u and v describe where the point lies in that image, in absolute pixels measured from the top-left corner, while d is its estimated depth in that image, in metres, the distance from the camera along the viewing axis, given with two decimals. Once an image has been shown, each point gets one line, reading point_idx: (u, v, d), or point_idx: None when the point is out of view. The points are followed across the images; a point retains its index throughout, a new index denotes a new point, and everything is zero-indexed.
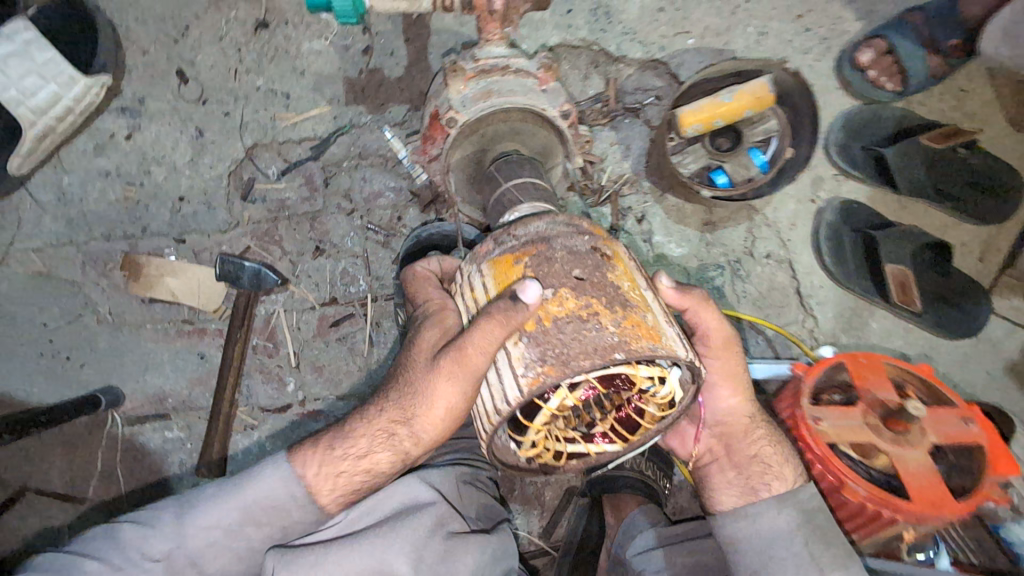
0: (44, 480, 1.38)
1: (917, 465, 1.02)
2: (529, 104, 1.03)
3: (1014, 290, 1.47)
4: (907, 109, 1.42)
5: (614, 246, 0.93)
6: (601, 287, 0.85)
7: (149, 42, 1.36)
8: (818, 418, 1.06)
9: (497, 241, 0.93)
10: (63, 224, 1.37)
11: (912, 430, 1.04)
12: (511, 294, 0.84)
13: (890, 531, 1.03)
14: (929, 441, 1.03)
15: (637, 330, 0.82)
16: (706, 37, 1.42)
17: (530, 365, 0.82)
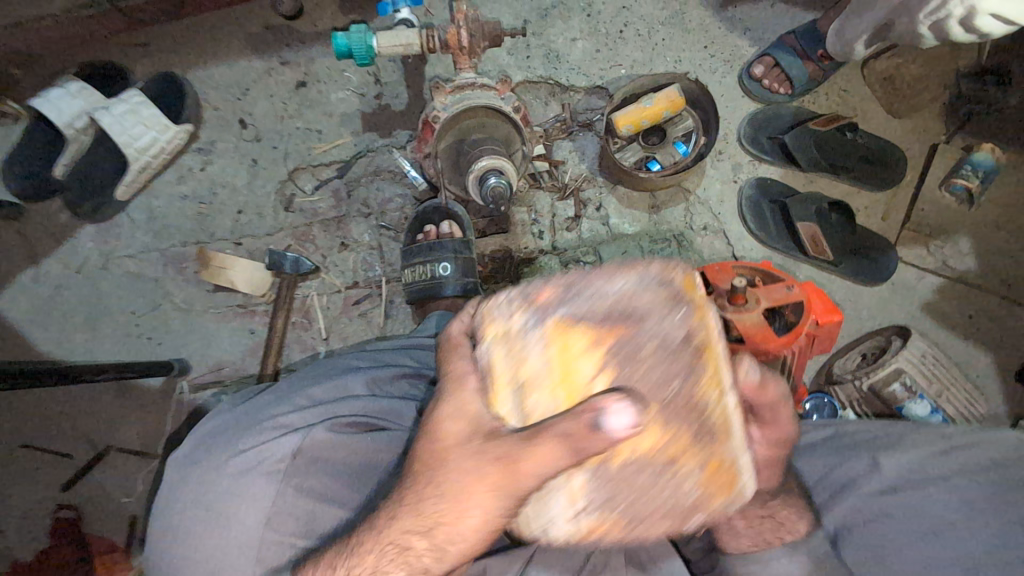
0: (125, 440, 1.70)
1: (759, 327, 1.16)
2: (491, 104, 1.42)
3: (916, 241, 1.75)
4: (800, 107, 1.80)
5: (709, 323, 0.79)
6: (684, 411, 0.76)
7: (219, 100, 1.84)
8: None
9: (567, 298, 0.79)
10: (151, 236, 1.79)
11: (748, 299, 1.18)
12: (595, 411, 0.71)
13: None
14: (765, 305, 1.18)
15: (715, 477, 0.77)
16: (635, 67, 1.86)
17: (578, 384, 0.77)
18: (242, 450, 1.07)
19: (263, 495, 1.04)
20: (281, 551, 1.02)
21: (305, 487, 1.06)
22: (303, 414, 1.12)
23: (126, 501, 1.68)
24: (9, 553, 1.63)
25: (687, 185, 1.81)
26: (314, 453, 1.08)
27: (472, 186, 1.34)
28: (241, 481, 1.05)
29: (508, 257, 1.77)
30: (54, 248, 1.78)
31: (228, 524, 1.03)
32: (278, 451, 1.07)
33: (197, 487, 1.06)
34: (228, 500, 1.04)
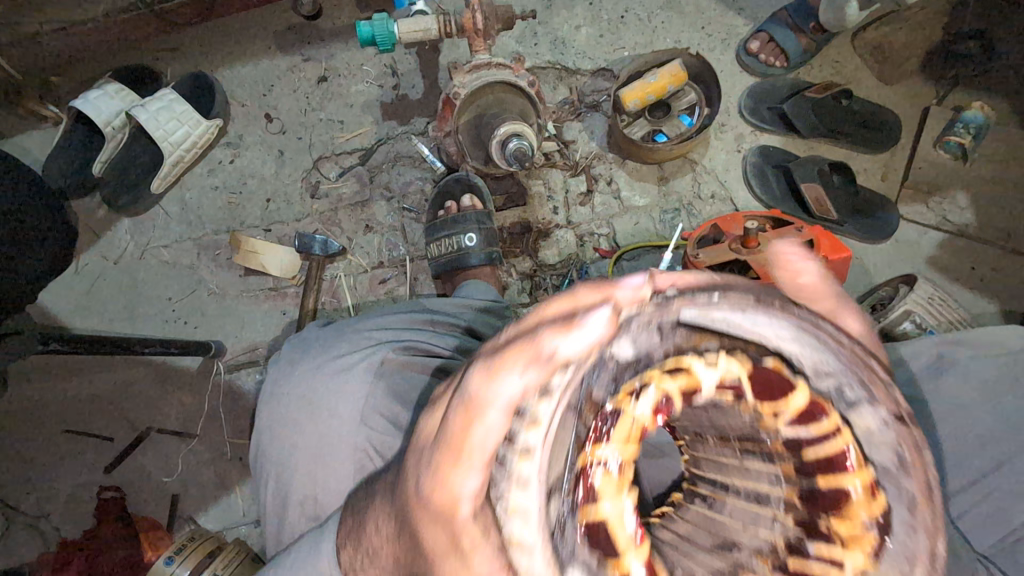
0: (163, 421, 1.76)
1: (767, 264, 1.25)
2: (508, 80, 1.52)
3: (916, 199, 1.82)
4: (797, 78, 1.90)
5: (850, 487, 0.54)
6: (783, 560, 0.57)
7: (246, 98, 1.95)
8: (694, 256, 1.31)
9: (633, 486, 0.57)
10: (185, 226, 1.87)
11: (760, 242, 1.26)
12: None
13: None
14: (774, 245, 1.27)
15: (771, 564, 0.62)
16: (637, 49, 1.96)
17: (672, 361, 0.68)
18: (337, 356, 1.20)
19: (358, 393, 1.15)
20: (377, 443, 1.10)
21: (392, 391, 1.16)
22: (389, 332, 1.24)
23: (166, 480, 1.73)
24: (55, 535, 1.68)
25: (693, 156, 1.90)
26: (398, 366, 1.18)
27: (495, 151, 1.47)
28: (341, 379, 1.17)
29: (525, 231, 1.85)
30: (92, 241, 1.87)
31: (332, 413, 1.14)
32: (369, 359, 1.18)
33: (299, 384, 1.19)
34: (332, 394, 1.16)
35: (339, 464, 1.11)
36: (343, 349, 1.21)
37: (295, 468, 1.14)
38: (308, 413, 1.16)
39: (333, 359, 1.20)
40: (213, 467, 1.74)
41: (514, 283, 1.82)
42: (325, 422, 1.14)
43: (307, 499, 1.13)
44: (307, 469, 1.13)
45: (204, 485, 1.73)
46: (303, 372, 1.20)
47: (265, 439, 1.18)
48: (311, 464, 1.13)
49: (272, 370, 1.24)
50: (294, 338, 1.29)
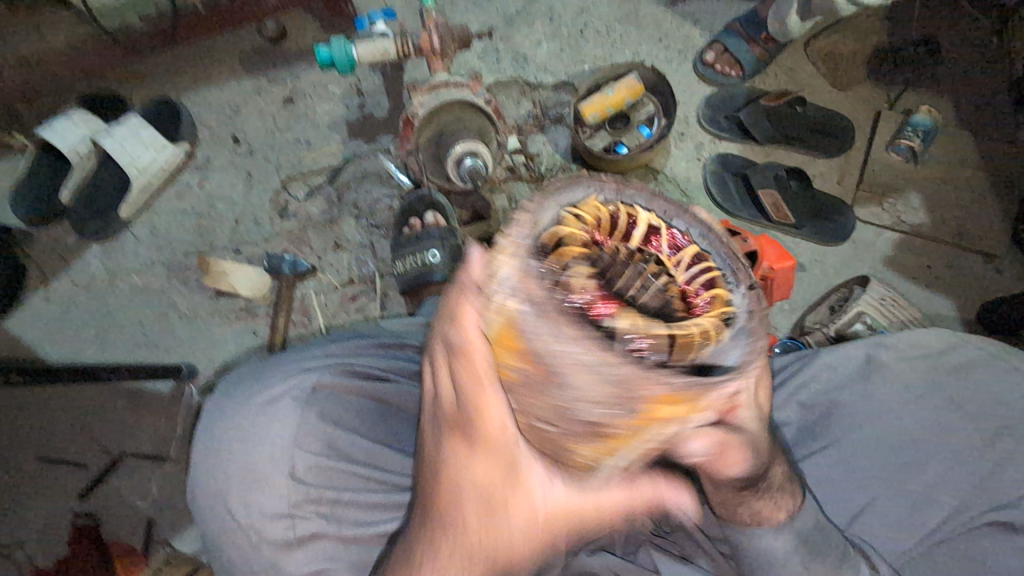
0: (137, 445, 1.77)
1: None
2: (467, 99, 1.55)
3: (871, 200, 1.87)
4: (753, 86, 1.96)
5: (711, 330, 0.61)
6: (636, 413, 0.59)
7: (213, 121, 1.97)
8: None
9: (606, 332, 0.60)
10: (155, 250, 1.89)
11: None
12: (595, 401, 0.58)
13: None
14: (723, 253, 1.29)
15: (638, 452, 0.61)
16: (597, 62, 2.00)
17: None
18: (270, 383, 1.23)
19: (290, 419, 1.18)
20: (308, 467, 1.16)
21: (323, 414, 1.20)
22: (319, 357, 1.27)
23: (141, 504, 1.74)
24: (28, 562, 1.68)
25: (654, 165, 1.94)
26: (332, 389, 1.22)
27: (450, 169, 1.55)
28: (269, 409, 1.20)
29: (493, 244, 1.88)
30: (62, 268, 1.87)
31: (263, 440, 1.18)
32: (304, 384, 1.21)
33: (234, 409, 1.22)
34: (263, 423, 1.19)
35: (274, 488, 1.16)
36: (275, 376, 1.24)
37: (230, 497, 1.18)
38: (242, 437, 1.19)
39: (267, 386, 1.22)
40: (187, 489, 1.74)
41: None
42: (258, 448, 1.18)
43: (246, 525, 1.17)
44: (242, 497, 1.17)
45: (179, 508, 1.73)
46: (240, 397, 1.23)
47: (202, 469, 1.21)
48: (246, 491, 1.17)
49: (212, 397, 1.27)
50: (228, 373, 1.31)
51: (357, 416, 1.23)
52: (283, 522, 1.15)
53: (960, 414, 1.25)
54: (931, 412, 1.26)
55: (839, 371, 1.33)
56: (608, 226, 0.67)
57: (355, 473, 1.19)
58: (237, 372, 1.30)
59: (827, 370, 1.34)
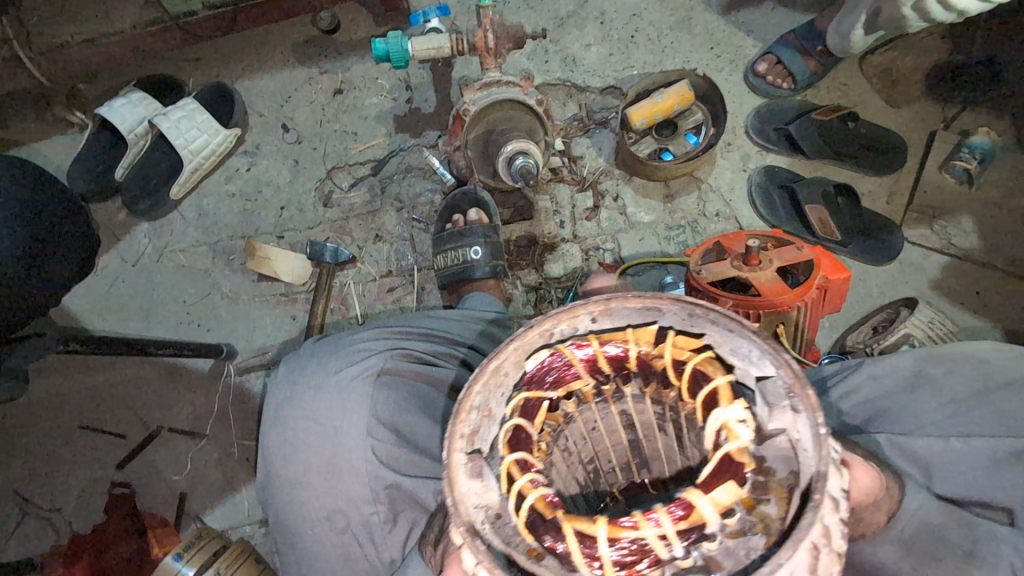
0: (174, 421, 1.81)
1: (769, 281, 1.23)
2: (516, 96, 1.55)
3: (921, 222, 1.83)
4: (804, 100, 1.93)
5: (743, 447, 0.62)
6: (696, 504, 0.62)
7: (264, 108, 2.02)
8: (696, 269, 1.28)
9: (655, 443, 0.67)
10: (201, 231, 1.93)
11: (762, 259, 1.25)
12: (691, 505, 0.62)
13: (767, 328, 1.25)
14: (776, 263, 1.25)
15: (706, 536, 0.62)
16: (646, 68, 2.00)
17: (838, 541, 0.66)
18: (333, 372, 1.19)
19: (360, 405, 1.14)
20: (383, 454, 1.11)
21: (396, 398, 1.16)
22: (383, 341, 1.25)
23: (174, 479, 1.77)
24: (66, 528, 1.73)
25: (699, 174, 1.92)
26: (397, 374, 1.19)
27: (501, 168, 1.52)
28: (340, 395, 1.16)
29: (532, 244, 1.88)
30: (113, 244, 1.93)
31: (336, 427, 1.13)
32: (369, 369, 1.18)
33: (298, 400, 1.17)
34: (332, 410, 1.15)
35: (356, 474, 1.11)
36: (338, 362, 1.20)
37: (309, 494, 1.13)
38: (311, 430, 1.14)
39: (330, 374, 1.18)
40: (220, 467, 1.78)
41: (519, 295, 1.84)
42: (329, 440, 1.13)
43: (331, 513, 1.12)
44: (321, 486, 1.12)
45: (211, 485, 1.77)
46: (303, 386, 1.19)
47: (272, 465, 1.16)
48: (325, 479, 1.12)
49: (270, 387, 1.22)
50: (284, 359, 1.26)
51: (421, 401, 1.19)
52: (367, 509, 1.11)
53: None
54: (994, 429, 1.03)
55: (882, 383, 1.12)
56: (695, 379, 0.68)
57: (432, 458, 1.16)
58: (288, 362, 1.25)
59: (872, 384, 1.13)
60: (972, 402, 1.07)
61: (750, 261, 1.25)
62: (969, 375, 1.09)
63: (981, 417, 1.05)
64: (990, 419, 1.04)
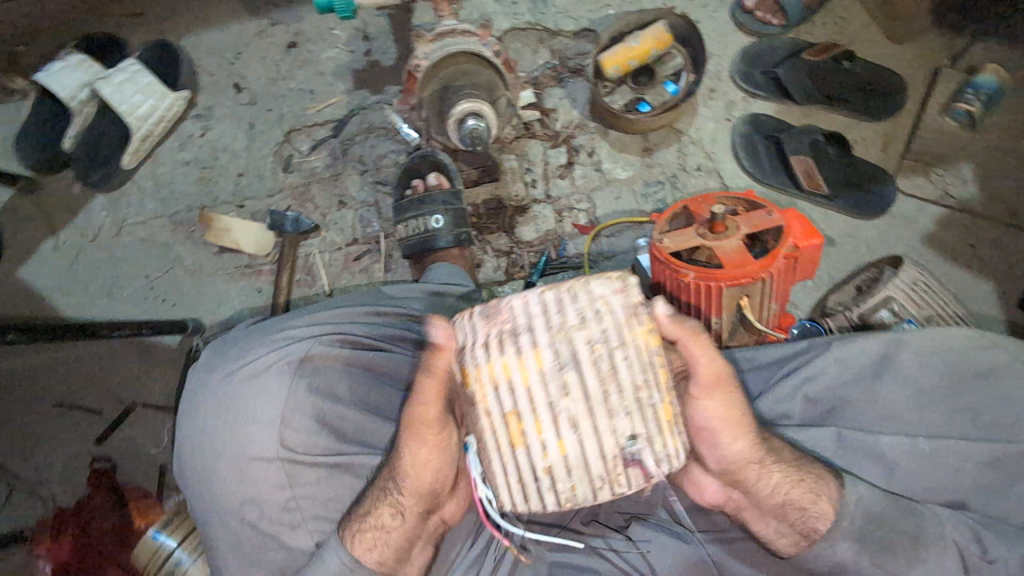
0: (148, 396, 1.81)
1: (734, 250, 1.15)
2: (470, 46, 1.44)
3: (917, 170, 1.70)
4: (795, 38, 1.77)
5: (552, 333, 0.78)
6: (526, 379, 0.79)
7: (214, 66, 1.89)
8: (658, 239, 1.20)
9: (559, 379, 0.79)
10: (158, 202, 1.86)
11: (728, 227, 1.17)
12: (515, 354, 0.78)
13: (729, 302, 1.17)
14: (742, 231, 1.16)
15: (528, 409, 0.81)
16: (622, 8, 1.84)
17: (665, 459, 0.84)
18: (253, 358, 1.15)
19: (278, 394, 1.12)
20: (300, 441, 1.11)
21: (315, 386, 1.14)
22: (308, 324, 1.21)
23: (153, 453, 1.79)
24: (52, 501, 1.75)
25: (678, 125, 1.79)
26: (321, 360, 1.16)
27: (452, 130, 1.43)
28: (258, 383, 1.13)
29: (500, 207, 1.79)
30: (69, 218, 1.87)
31: (251, 416, 1.11)
32: (291, 356, 1.15)
33: (213, 387, 1.14)
34: (247, 400, 1.12)
35: (268, 463, 1.10)
36: (258, 348, 1.17)
37: (220, 481, 1.11)
38: (223, 418, 1.12)
39: (249, 361, 1.15)
40: None
41: (489, 261, 1.75)
42: (245, 430, 1.11)
43: (243, 505, 1.10)
44: (232, 476, 1.10)
45: None
46: (220, 373, 1.15)
47: (184, 452, 1.14)
48: (236, 469, 1.10)
49: (191, 372, 1.19)
50: (208, 344, 1.23)
51: (347, 387, 1.17)
52: (281, 499, 1.10)
53: (989, 424, 1.06)
54: (952, 420, 1.07)
55: (850, 368, 1.11)
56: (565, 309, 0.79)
57: (355, 445, 1.15)
58: (211, 344, 1.22)
59: (840, 369, 1.12)
60: (938, 392, 1.08)
61: (717, 229, 1.17)
62: (938, 362, 1.09)
63: (940, 410, 1.08)
64: (950, 409, 1.07)
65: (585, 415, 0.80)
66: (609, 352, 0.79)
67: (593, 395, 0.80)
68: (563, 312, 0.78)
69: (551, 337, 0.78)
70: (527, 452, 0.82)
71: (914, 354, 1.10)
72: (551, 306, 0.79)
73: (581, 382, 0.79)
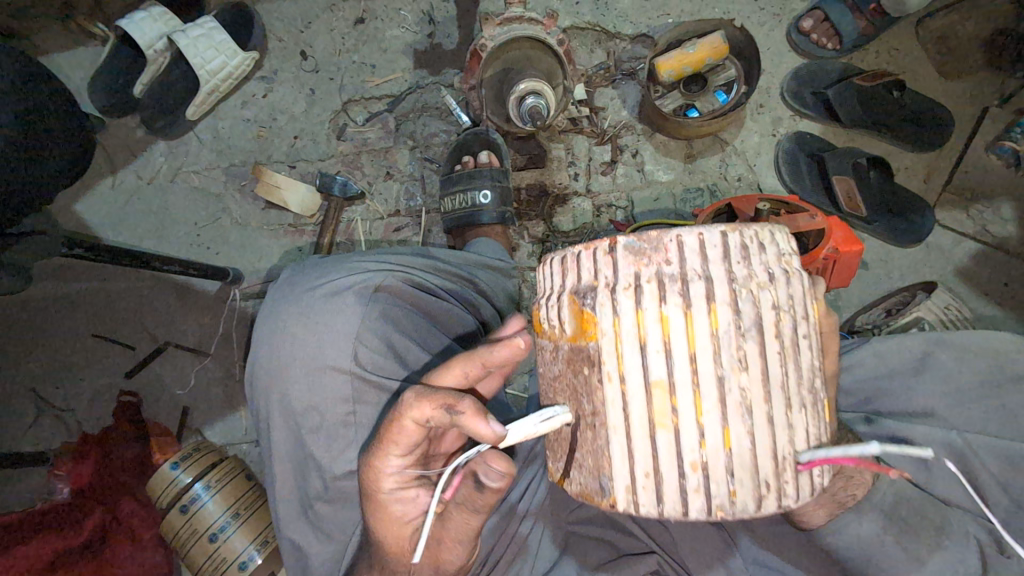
0: (181, 338, 1.87)
1: None
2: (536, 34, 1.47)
3: (956, 204, 1.73)
4: (848, 64, 1.81)
5: (673, 287, 0.68)
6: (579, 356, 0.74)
7: (283, 32, 1.97)
8: None
9: (678, 349, 0.68)
10: (215, 154, 1.94)
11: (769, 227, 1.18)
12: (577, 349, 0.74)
13: None
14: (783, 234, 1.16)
15: (645, 404, 0.70)
16: (682, 18, 1.89)
17: (774, 496, 0.70)
18: (334, 279, 1.20)
19: (354, 312, 1.16)
20: (372, 361, 1.15)
21: (388, 315, 1.20)
22: (387, 261, 1.28)
23: (179, 393, 1.85)
24: (77, 427, 1.82)
25: (724, 136, 1.83)
26: (396, 294, 1.23)
27: (513, 110, 1.49)
28: (337, 300, 1.17)
29: (543, 194, 1.84)
30: (129, 160, 1.95)
31: (328, 329, 1.15)
32: (368, 284, 1.20)
33: (293, 299, 1.19)
34: (326, 313, 1.16)
35: (338, 374, 1.13)
36: (340, 271, 1.22)
37: (291, 382, 1.14)
38: (300, 326, 1.15)
39: (331, 279, 1.20)
40: (222, 386, 1.86)
41: (524, 246, 1.82)
42: (320, 341, 1.14)
43: (306, 409, 1.13)
44: (307, 379, 1.13)
45: (213, 402, 1.85)
46: (304, 288, 1.20)
47: (258, 352, 1.18)
48: (308, 374, 1.13)
49: (272, 285, 1.24)
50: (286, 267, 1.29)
51: (415, 324, 1.25)
52: (343, 408, 1.12)
53: None
54: (989, 420, 1.08)
55: (887, 361, 1.19)
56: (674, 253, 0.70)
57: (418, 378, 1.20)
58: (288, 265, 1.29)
59: (876, 361, 1.20)
60: (976, 391, 1.11)
61: None
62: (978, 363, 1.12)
63: (977, 408, 1.10)
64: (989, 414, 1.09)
65: (761, 396, 0.68)
66: (783, 327, 0.70)
67: (720, 385, 0.68)
68: (748, 264, 0.70)
69: (737, 304, 0.68)
70: (670, 434, 0.69)
71: (953, 353, 1.14)
72: (735, 250, 0.70)
73: (762, 356, 0.68)
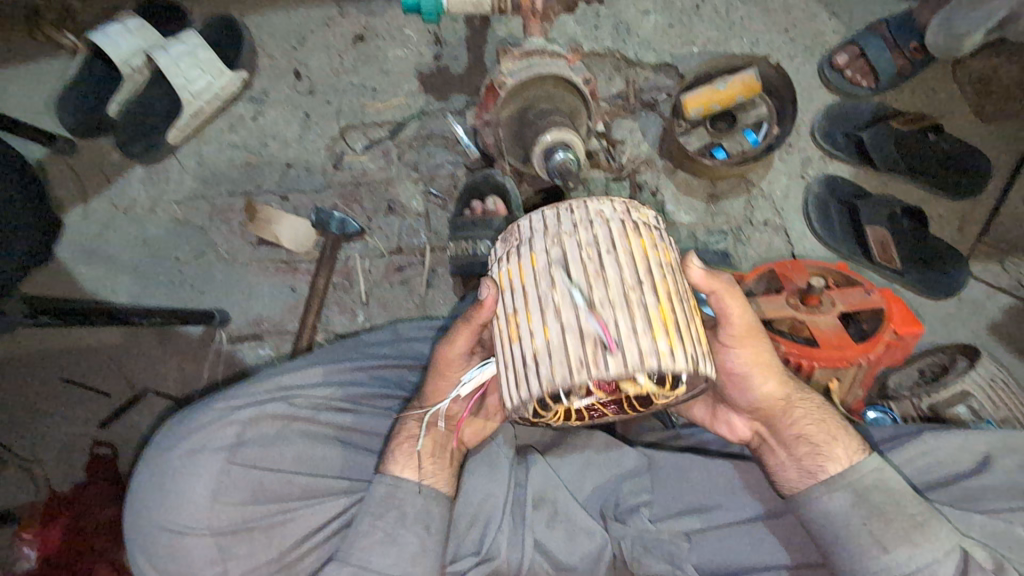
0: (161, 384, 1.71)
1: (830, 329, 1.12)
2: (562, 70, 1.36)
3: (991, 256, 1.65)
4: (882, 102, 1.71)
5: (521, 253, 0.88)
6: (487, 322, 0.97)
7: (275, 49, 1.81)
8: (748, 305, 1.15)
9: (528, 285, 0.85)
10: (199, 182, 1.77)
11: (822, 303, 1.14)
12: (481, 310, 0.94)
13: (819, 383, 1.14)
14: (835, 309, 1.14)
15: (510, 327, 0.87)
16: (707, 46, 1.77)
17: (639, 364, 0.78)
18: (197, 435, 1.15)
19: (208, 472, 1.12)
20: (223, 519, 1.10)
21: (234, 467, 1.13)
22: (262, 393, 1.20)
23: None
24: (45, 483, 1.66)
25: (751, 176, 1.72)
26: (259, 432, 1.16)
27: (537, 158, 1.34)
28: (198, 459, 1.13)
29: None
30: (102, 186, 1.77)
31: (191, 493, 1.11)
32: (224, 437, 1.15)
33: (164, 460, 1.14)
34: (184, 476, 1.12)
35: (201, 538, 1.09)
36: (208, 421, 1.16)
37: (160, 552, 1.11)
38: (171, 488, 1.12)
39: (196, 428, 1.16)
40: None
41: None
42: (186, 506, 1.10)
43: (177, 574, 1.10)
44: (172, 548, 1.10)
45: None
46: (175, 445, 1.15)
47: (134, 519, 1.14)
48: (171, 541, 1.10)
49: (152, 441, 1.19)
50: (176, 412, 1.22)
51: (296, 458, 1.17)
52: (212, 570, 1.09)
53: None
54: None
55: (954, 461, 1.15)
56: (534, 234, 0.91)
57: (324, 497, 1.16)
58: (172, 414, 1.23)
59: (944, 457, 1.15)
60: None
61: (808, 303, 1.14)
62: None
63: None
64: None
65: (591, 295, 0.81)
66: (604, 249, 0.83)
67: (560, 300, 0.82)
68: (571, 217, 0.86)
69: (550, 243, 0.85)
70: (522, 344, 0.85)
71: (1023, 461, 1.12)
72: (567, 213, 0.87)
73: (589, 269, 0.82)
